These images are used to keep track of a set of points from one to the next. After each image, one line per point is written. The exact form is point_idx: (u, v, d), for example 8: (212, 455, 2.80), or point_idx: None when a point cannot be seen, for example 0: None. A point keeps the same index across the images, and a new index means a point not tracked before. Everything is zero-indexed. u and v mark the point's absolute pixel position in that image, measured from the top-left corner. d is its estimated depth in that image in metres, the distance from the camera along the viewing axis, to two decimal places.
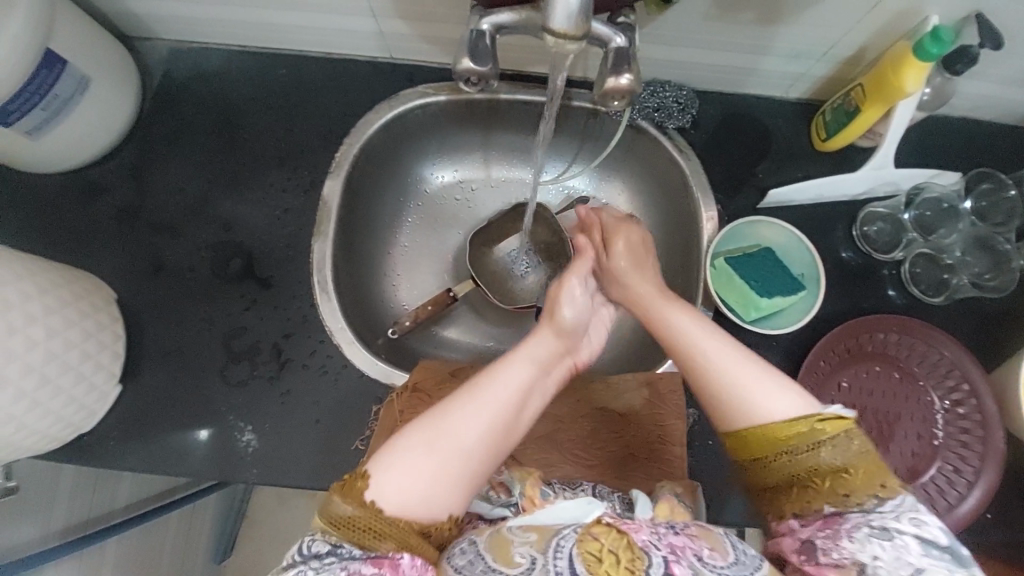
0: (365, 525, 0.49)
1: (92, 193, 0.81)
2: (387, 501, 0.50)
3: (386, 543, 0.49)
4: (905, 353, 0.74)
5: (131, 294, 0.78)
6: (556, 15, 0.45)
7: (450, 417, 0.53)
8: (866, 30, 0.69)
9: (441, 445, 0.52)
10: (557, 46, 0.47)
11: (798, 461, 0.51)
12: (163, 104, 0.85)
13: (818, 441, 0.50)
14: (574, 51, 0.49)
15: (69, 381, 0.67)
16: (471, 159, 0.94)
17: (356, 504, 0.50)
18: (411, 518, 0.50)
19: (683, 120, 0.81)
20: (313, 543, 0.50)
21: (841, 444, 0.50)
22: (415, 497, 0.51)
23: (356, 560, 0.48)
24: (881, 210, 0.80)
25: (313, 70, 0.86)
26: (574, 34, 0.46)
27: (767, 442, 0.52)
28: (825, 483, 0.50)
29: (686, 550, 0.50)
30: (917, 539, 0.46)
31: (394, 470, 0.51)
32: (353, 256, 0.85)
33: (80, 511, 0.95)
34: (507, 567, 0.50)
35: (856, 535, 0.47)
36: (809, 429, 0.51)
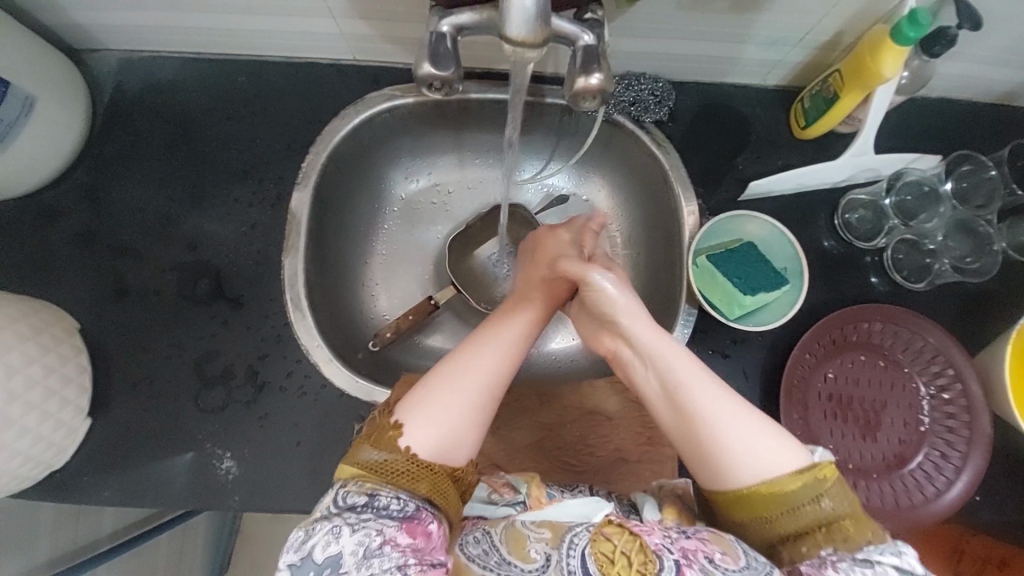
0: (402, 469, 0.54)
1: (47, 217, 0.77)
2: (420, 445, 0.55)
3: (421, 486, 0.53)
4: (890, 341, 0.74)
5: (97, 322, 0.75)
6: (512, 20, 0.43)
7: (465, 365, 0.60)
8: (839, 15, 0.67)
9: (459, 392, 0.59)
10: (516, 55, 0.45)
11: (801, 511, 0.51)
12: (117, 120, 0.80)
13: (821, 490, 0.51)
14: (535, 58, 0.47)
15: (33, 419, 0.64)
16: (445, 160, 0.91)
17: (391, 450, 0.55)
18: (442, 461, 0.56)
19: (661, 112, 0.79)
20: (349, 494, 0.51)
21: (837, 494, 0.51)
22: (445, 440, 0.56)
23: (392, 523, 0.50)
24: (863, 196, 0.79)
25: (273, 75, 0.82)
26: (533, 40, 0.44)
27: (771, 496, 0.51)
28: (824, 531, 0.50)
29: (698, 553, 0.50)
30: (897, 569, 0.47)
31: (422, 418, 0.57)
32: (327, 268, 0.82)
33: (62, 543, 0.92)
34: (522, 562, 0.52)
35: (840, 565, 0.48)
36: (814, 477, 0.51)
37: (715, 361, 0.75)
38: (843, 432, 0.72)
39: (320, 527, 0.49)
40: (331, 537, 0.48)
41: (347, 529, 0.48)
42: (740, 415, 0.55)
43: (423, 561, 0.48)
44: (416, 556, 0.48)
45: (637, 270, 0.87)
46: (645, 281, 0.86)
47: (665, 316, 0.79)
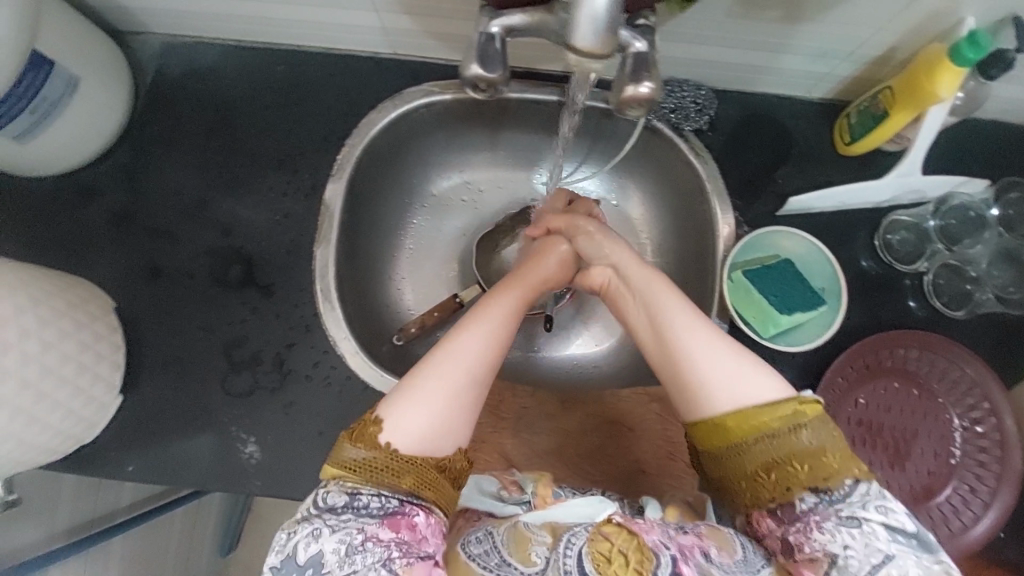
0: (383, 465, 0.53)
1: (86, 195, 0.78)
2: (401, 440, 0.53)
3: (404, 480, 0.52)
4: (925, 369, 0.72)
5: (130, 301, 0.76)
6: (579, 30, 0.42)
7: (455, 350, 0.58)
8: (894, 31, 0.65)
9: (449, 382, 0.56)
10: (580, 64, 0.44)
11: (778, 444, 0.51)
12: (158, 103, 0.81)
13: (798, 423, 0.51)
14: (599, 69, 0.46)
15: (66, 394, 0.66)
16: (477, 158, 0.91)
17: (370, 447, 0.53)
18: (426, 454, 0.54)
19: (700, 121, 0.78)
20: (329, 494, 0.52)
21: (819, 427, 0.51)
22: (428, 432, 0.54)
23: (373, 521, 0.50)
24: (906, 217, 0.77)
25: (312, 66, 0.82)
26: (601, 50, 0.43)
27: (746, 425, 0.53)
28: (804, 468, 0.51)
29: (694, 549, 0.50)
30: (885, 526, 0.48)
31: (404, 412, 0.55)
32: (356, 260, 0.83)
33: (80, 514, 0.95)
34: (523, 564, 0.51)
35: (825, 526, 0.49)
36: (790, 409, 0.52)
37: None
38: (870, 459, 0.71)
39: (302, 529, 0.50)
40: (311, 537, 0.50)
41: (327, 530, 0.50)
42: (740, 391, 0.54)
43: (408, 554, 0.49)
44: (400, 549, 0.49)
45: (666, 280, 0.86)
46: None
47: None
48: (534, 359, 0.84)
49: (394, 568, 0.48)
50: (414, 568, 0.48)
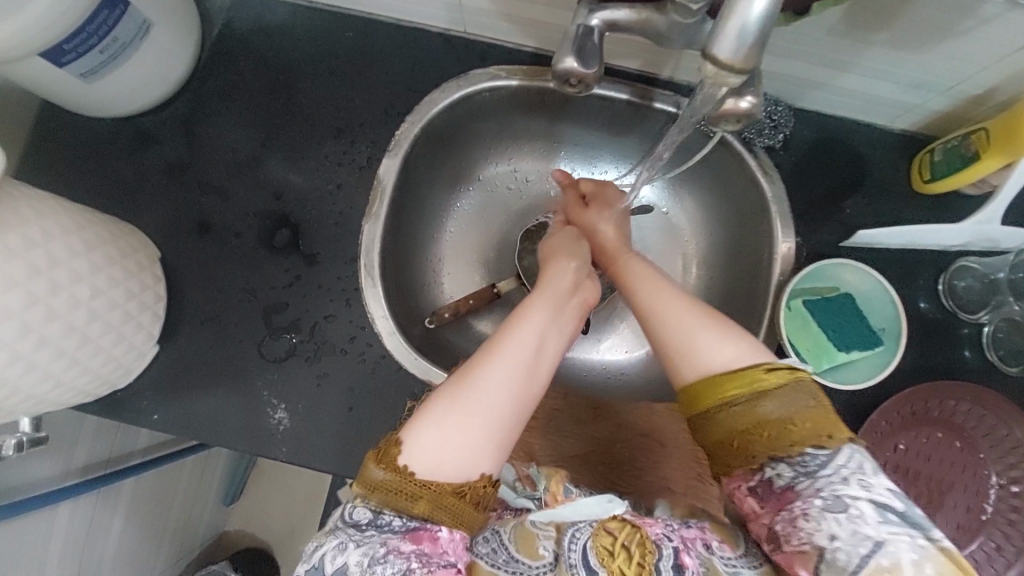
0: (399, 488, 0.52)
1: (142, 142, 0.78)
2: (420, 464, 0.53)
3: (417, 505, 0.52)
4: (972, 423, 0.70)
5: (175, 252, 0.76)
6: (724, 41, 0.41)
7: (473, 379, 0.56)
8: (1002, 72, 0.62)
9: (468, 410, 0.55)
10: (716, 77, 0.44)
11: (744, 411, 0.52)
12: (223, 56, 0.80)
13: (763, 390, 0.52)
14: (734, 84, 0.45)
15: (108, 340, 0.66)
16: (534, 149, 0.89)
17: (389, 469, 0.52)
18: (444, 480, 0.52)
19: (773, 138, 0.76)
20: (355, 510, 0.52)
21: (788, 396, 0.52)
22: (447, 457, 0.53)
23: (395, 535, 0.50)
24: (976, 264, 0.74)
25: (382, 36, 0.81)
26: (741, 65, 0.43)
27: (713, 392, 0.54)
28: (772, 435, 0.51)
29: (697, 541, 0.51)
30: (871, 504, 0.46)
31: (424, 438, 0.54)
32: (401, 238, 0.82)
33: (97, 454, 0.96)
34: (530, 558, 0.51)
35: (811, 513, 0.47)
36: (756, 375, 0.53)
37: None
38: None
39: (329, 542, 0.50)
40: (337, 550, 0.49)
41: (352, 544, 0.50)
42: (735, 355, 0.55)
43: (429, 564, 0.48)
44: (421, 561, 0.48)
45: (711, 296, 0.84)
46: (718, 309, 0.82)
47: None
48: (566, 359, 0.82)
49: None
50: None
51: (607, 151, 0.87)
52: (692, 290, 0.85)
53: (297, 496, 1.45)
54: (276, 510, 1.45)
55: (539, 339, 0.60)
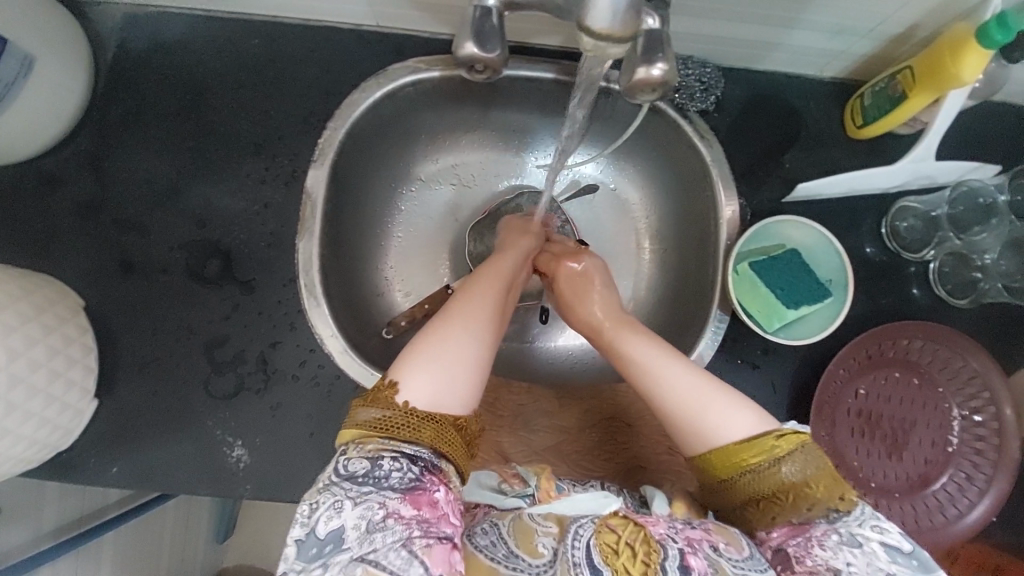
0: (401, 423, 0.51)
1: (47, 186, 0.72)
2: (417, 398, 0.53)
3: (424, 435, 0.51)
4: (927, 359, 0.71)
5: (101, 298, 0.71)
6: (596, 11, 0.40)
7: (448, 325, 0.57)
8: (918, 9, 0.61)
9: (452, 348, 0.56)
10: (597, 50, 0.43)
11: (763, 478, 0.52)
12: (121, 82, 0.75)
13: (779, 457, 0.52)
14: (620, 55, 0.44)
15: (39, 403, 0.62)
16: (471, 139, 0.86)
17: (388, 407, 0.52)
18: (442, 412, 0.53)
19: (706, 102, 0.74)
20: (350, 461, 0.50)
21: (800, 458, 0.52)
22: (444, 390, 0.54)
23: (394, 495, 0.48)
24: (916, 203, 0.75)
25: (290, 40, 0.76)
26: (622, 33, 0.42)
27: (727, 463, 0.54)
28: (789, 498, 0.52)
29: (703, 541, 0.50)
30: (882, 545, 0.48)
31: (418, 375, 0.54)
32: (341, 251, 0.78)
33: (66, 514, 0.92)
34: (530, 556, 0.50)
35: (828, 543, 0.48)
36: (769, 444, 0.52)
37: (745, 371, 0.73)
38: (868, 449, 0.70)
39: (323, 499, 0.48)
40: (333, 511, 0.47)
41: (348, 503, 0.47)
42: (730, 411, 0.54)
43: (428, 534, 0.46)
44: (421, 528, 0.46)
45: (666, 267, 0.83)
46: (673, 279, 0.82)
47: (695, 319, 0.76)
48: (530, 351, 0.82)
49: (415, 549, 0.45)
50: (434, 551, 0.45)
51: (543, 132, 0.84)
52: (648, 264, 0.84)
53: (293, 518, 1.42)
54: (274, 534, 1.43)
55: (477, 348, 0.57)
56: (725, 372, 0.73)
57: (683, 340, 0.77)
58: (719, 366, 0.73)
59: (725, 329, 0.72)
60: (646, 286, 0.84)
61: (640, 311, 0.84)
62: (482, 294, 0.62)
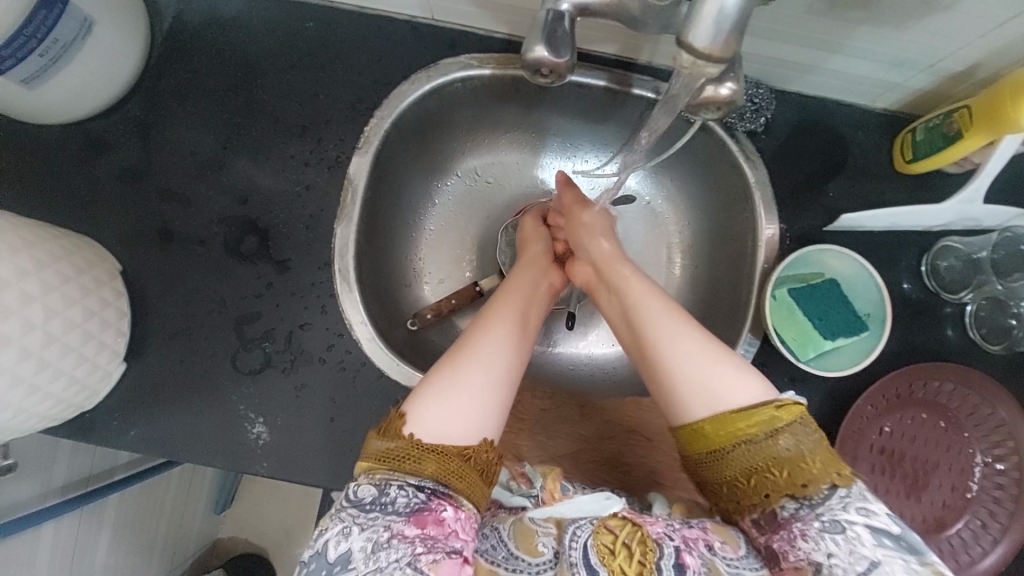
0: (404, 454, 0.52)
1: (94, 149, 0.73)
2: (425, 431, 0.53)
3: (427, 467, 0.51)
4: (955, 403, 0.70)
5: (138, 264, 0.72)
6: (699, 28, 0.40)
7: (458, 362, 0.58)
8: (985, 50, 0.60)
9: (463, 383, 0.56)
10: (693, 66, 0.43)
11: (756, 449, 0.52)
12: (175, 52, 0.75)
13: (778, 428, 0.52)
14: (713, 74, 0.44)
15: (70, 363, 0.62)
16: (512, 138, 0.85)
17: (394, 438, 0.53)
18: (447, 443, 0.53)
19: (756, 122, 0.74)
20: (359, 488, 0.51)
21: (797, 431, 0.52)
22: (452, 424, 0.54)
23: (399, 517, 0.49)
24: (959, 244, 0.74)
25: (345, 25, 0.76)
26: (720, 53, 0.42)
27: (722, 430, 0.53)
28: (785, 473, 0.51)
29: (698, 541, 0.51)
30: (868, 529, 0.48)
31: (428, 403, 0.55)
32: (376, 239, 0.78)
33: (77, 473, 0.93)
34: (529, 556, 0.51)
35: (810, 533, 0.49)
36: (768, 413, 0.52)
37: None
38: (886, 487, 0.70)
39: (332, 526, 0.49)
40: (341, 536, 0.49)
41: (356, 528, 0.49)
42: (737, 382, 0.55)
43: (434, 549, 0.48)
44: (426, 545, 0.48)
45: (697, 283, 0.83)
46: (704, 297, 0.81)
47: (723, 339, 0.75)
48: (551, 354, 0.82)
49: (421, 565, 0.47)
50: (441, 565, 0.47)
51: (585, 138, 0.84)
52: (679, 280, 0.84)
53: (293, 495, 1.43)
54: (273, 511, 1.44)
55: (490, 371, 0.58)
56: None
57: None
58: None
59: (754, 353, 0.72)
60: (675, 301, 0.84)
61: None
62: (498, 325, 0.62)
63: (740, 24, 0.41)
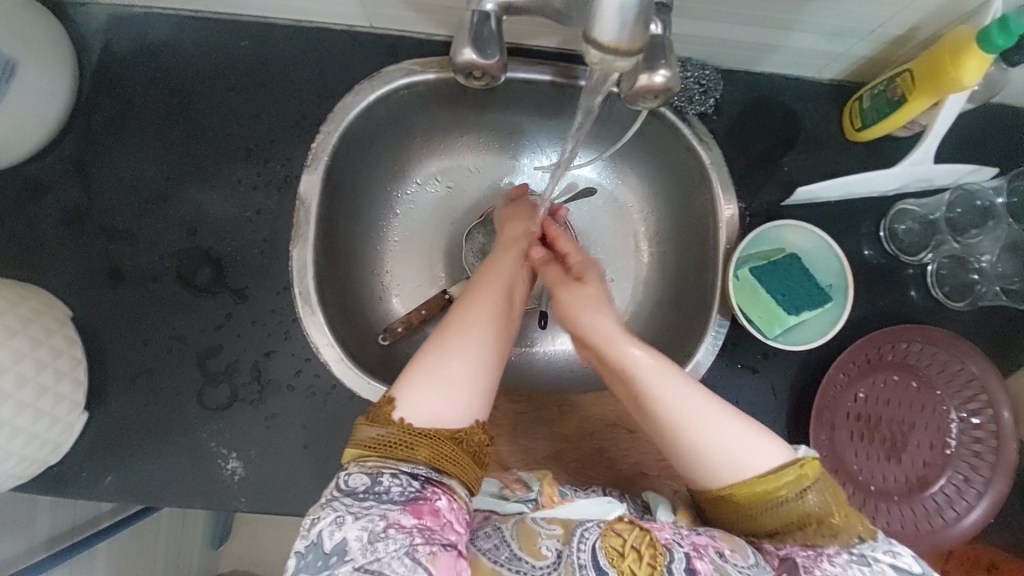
0: (398, 442, 0.50)
1: (32, 194, 0.70)
2: (415, 415, 0.52)
3: (420, 452, 0.50)
4: (925, 362, 0.71)
5: (90, 309, 0.69)
6: (604, 22, 0.40)
7: (450, 345, 0.55)
8: (918, 13, 0.61)
9: (453, 368, 0.54)
10: (604, 62, 0.42)
11: (786, 507, 0.51)
12: (106, 86, 0.73)
13: (805, 486, 0.50)
14: (626, 68, 0.43)
15: (26, 419, 0.60)
16: (466, 142, 0.84)
17: (386, 426, 0.51)
18: (441, 426, 0.52)
19: (705, 104, 0.74)
20: (351, 477, 0.49)
21: (824, 487, 0.51)
22: (443, 409, 0.52)
23: (395, 506, 0.47)
24: (914, 206, 0.75)
25: (281, 42, 0.74)
26: (630, 45, 0.41)
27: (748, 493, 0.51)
28: (812, 526, 0.50)
29: (709, 547, 0.50)
30: (894, 569, 0.47)
31: (416, 387, 0.53)
32: (337, 256, 0.77)
33: (59, 523, 0.90)
34: (533, 558, 0.50)
35: (837, 559, 0.48)
36: (795, 474, 0.50)
37: (744, 375, 0.73)
38: (867, 453, 0.70)
39: (324, 516, 0.47)
40: (334, 526, 0.46)
41: (350, 518, 0.47)
42: (700, 400, 0.54)
43: (432, 541, 0.46)
44: (424, 536, 0.46)
45: (663, 268, 0.82)
46: (672, 282, 0.81)
47: (694, 323, 0.75)
48: (527, 355, 0.81)
49: (419, 557, 0.45)
50: (438, 558, 0.45)
51: (539, 134, 0.83)
52: (646, 268, 0.84)
53: (289, 521, 1.41)
54: (271, 539, 1.42)
55: (480, 354, 0.56)
56: (725, 377, 0.73)
57: (681, 345, 0.76)
58: (718, 371, 0.73)
59: (725, 335, 0.72)
60: (645, 289, 0.83)
61: (642, 312, 0.83)
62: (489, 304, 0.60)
63: (647, 14, 0.40)
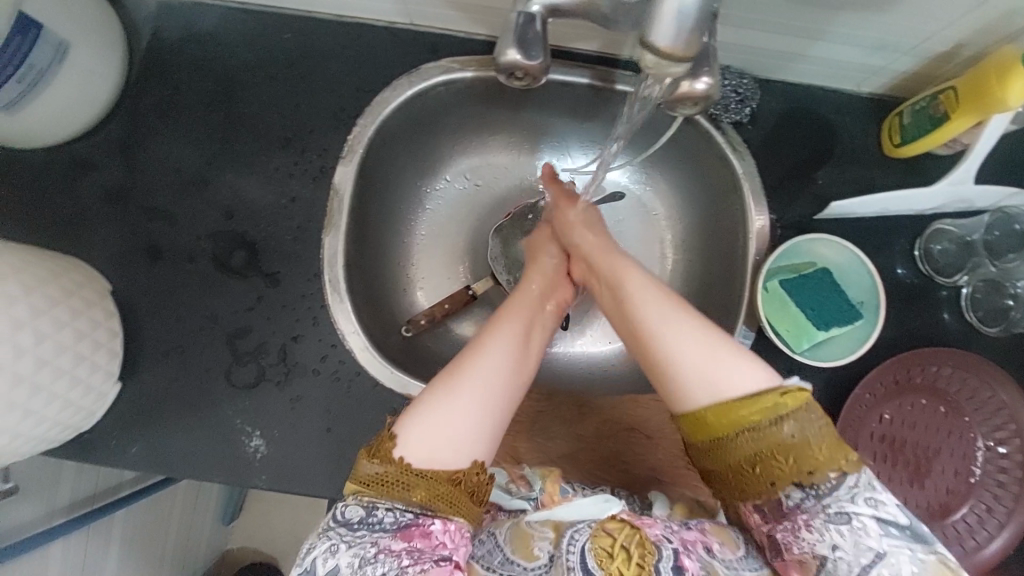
0: (394, 478, 0.51)
1: (80, 171, 0.73)
2: (415, 454, 0.52)
3: (415, 493, 0.51)
4: (954, 386, 0.70)
5: (129, 284, 0.72)
6: (659, 28, 0.40)
7: (460, 381, 0.55)
8: (966, 30, 0.60)
9: (459, 405, 0.54)
10: (656, 66, 0.43)
11: (762, 437, 0.50)
12: (155, 70, 0.75)
13: (781, 415, 0.49)
14: (677, 72, 0.44)
15: (63, 386, 0.62)
16: (498, 140, 0.85)
17: (385, 462, 0.52)
18: (438, 468, 0.52)
19: (741, 114, 0.74)
20: (346, 508, 0.51)
21: (804, 419, 0.49)
22: (440, 451, 0.52)
23: (386, 534, 0.49)
24: (951, 227, 0.73)
25: (323, 35, 0.76)
26: (682, 52, 0.42)
27: (726, 422, 0.51)
28: (789, 459, 0.49)
29: (697, 543, 0.50)
30: (875, 521, 0.47)
31: (419, 425, 0.53)
32: (367, 246, 0.78)
33: (82, 488, 0.93)
34: (526, 560, 0.51)
35: (814, 523, 0.48)
36: (772, 403, 0.49)
37: None
38: (890, 476, 0.69)
39: (320, 545, 0.49)
40: (328, 553, 0.48)
41: (343, 545, 0.48)
42: (735, 362, 0.52)
43: (422, 560, 0.47)
44: (413, 557, 0.47)
45: (688, 276, 0.82)
46: (697, 289, 0.81)
47: None
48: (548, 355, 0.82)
49: None
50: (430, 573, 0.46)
51: (571, 136, 0.84)
52: (671, 275, 0.84)
53: (299, 504, 1.43)
54: (281, 521, 1.44)
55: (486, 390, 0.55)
56: None
57: None
58: None
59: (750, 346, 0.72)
60: None
61: None
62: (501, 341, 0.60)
63: (699, 22, 0.40)
